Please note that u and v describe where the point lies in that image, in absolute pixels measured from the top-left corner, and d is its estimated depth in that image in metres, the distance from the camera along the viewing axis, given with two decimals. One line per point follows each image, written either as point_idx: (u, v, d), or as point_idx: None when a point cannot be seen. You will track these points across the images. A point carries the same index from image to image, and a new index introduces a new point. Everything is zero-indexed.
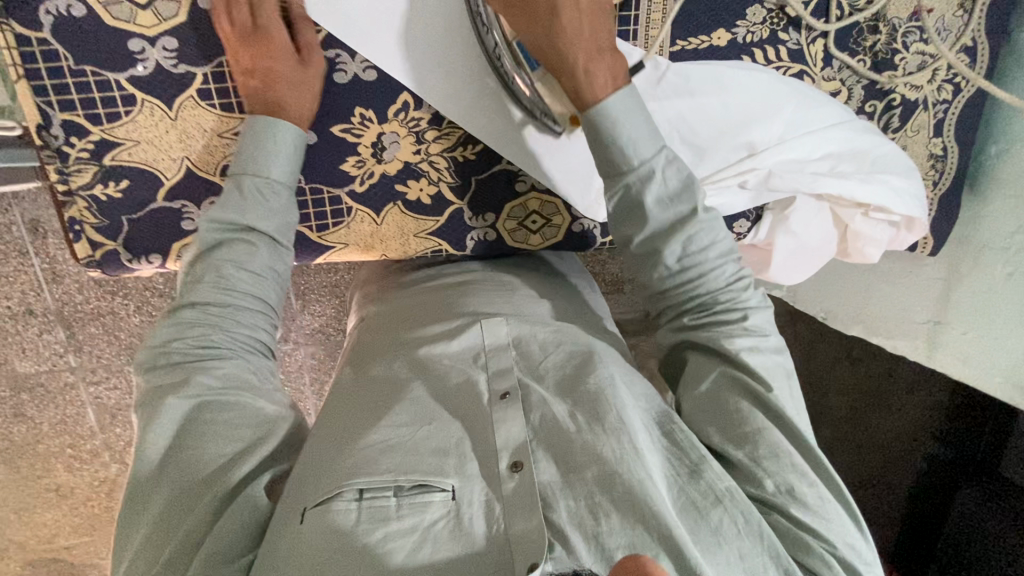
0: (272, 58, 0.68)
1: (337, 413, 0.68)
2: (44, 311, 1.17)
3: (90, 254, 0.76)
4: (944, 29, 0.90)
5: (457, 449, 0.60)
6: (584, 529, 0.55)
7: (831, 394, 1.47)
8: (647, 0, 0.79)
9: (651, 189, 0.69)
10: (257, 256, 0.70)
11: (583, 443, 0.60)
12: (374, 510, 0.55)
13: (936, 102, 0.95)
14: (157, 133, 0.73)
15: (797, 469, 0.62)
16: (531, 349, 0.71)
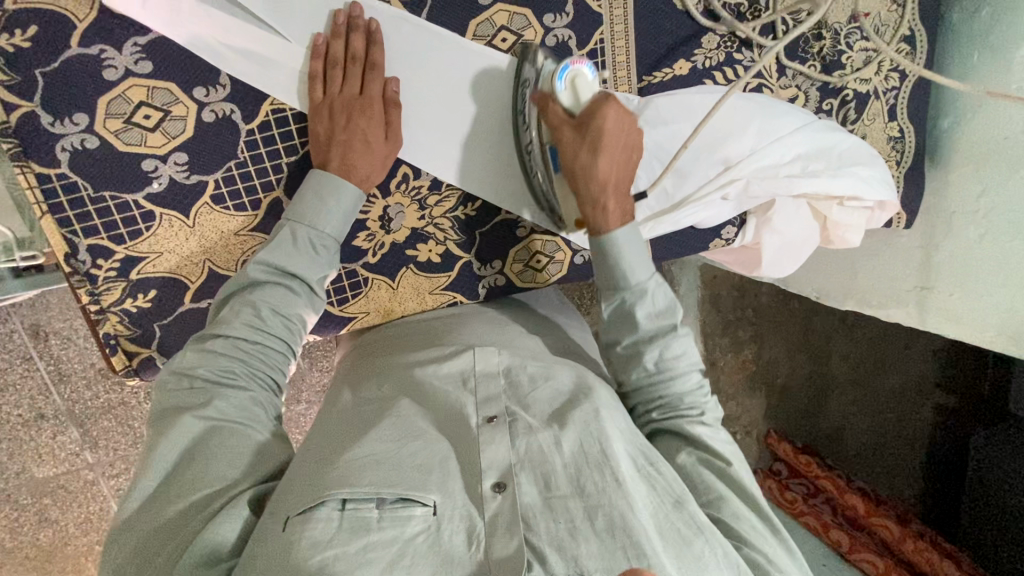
0: (360, 133, 0.73)
1: (314, 443, 0.69)
2: (55, 413, 1.18)
3: (128, 363, 0.80)
4: (882, 24, 0.98)
5: (440, 467, 0.63)
6: (564, 550, 0.58)
7: (836, 360, 1.58)
8: (612, 45, 0.86)
9: (641, 305, 0.74)
10: (292, 302, 0.72)
11: (568, 468, 0.63)
12: (355, 520, 0.57)
13: (886, 90, 1.02)
14: (178, 242, 0.77)
15: (756, 526, 0.66)
16: (522, 377, 0.74)
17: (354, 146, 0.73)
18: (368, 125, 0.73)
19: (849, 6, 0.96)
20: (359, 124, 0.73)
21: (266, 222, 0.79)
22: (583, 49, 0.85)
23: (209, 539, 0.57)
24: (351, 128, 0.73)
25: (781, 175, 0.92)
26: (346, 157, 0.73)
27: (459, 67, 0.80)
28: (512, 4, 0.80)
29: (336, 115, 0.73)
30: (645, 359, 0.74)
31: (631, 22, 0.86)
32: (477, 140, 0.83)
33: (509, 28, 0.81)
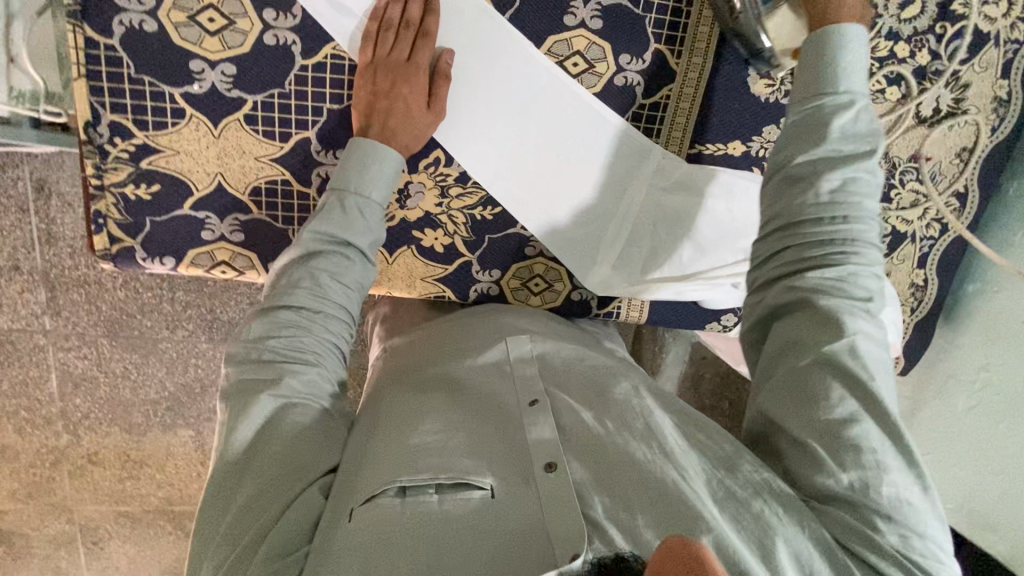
0: (401, 100, 0.73)
1: (378, 411, 0.72)
2: (31, 270, 1.14)
3: (107, 247, 0.79)
4: (940, 173, 0.98)
5: (488, 450, 0.64)
6: (625, 522, 0.58)
7: None
8: (675, 105, 0.86)
9: (842, 117, 0.67)
10: (349, 270, 0.74)
11: (615, 445, 0.64)
12: (414, 505, 0.59)
13: (922, 237, 1.02)
14: (198, 147, 0.76)
15: (881, 466, 0.58)
16: (557, 366, 0.76)
17: (393, 111, 0.74)
18: (410, 93, 0.73)
19: (914, 145, 0.95)
20: (402, 93, 0.73)
21: (289, 158, 0.78)
22: (648, 98, 0.84)
23: (286, 522, 0.60)
24: (394, 95, 0.73)
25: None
26: (385, 124, 0.74)
27: (517, 69, 0.79)
28: (594, 34, 0.80)
29: (381, 80, 0.73)
30: (823, 185, 0.66)
31: (702, 89, 0.85)
32: (517, 146, 0.83)
33: (584, 55, 0.80)
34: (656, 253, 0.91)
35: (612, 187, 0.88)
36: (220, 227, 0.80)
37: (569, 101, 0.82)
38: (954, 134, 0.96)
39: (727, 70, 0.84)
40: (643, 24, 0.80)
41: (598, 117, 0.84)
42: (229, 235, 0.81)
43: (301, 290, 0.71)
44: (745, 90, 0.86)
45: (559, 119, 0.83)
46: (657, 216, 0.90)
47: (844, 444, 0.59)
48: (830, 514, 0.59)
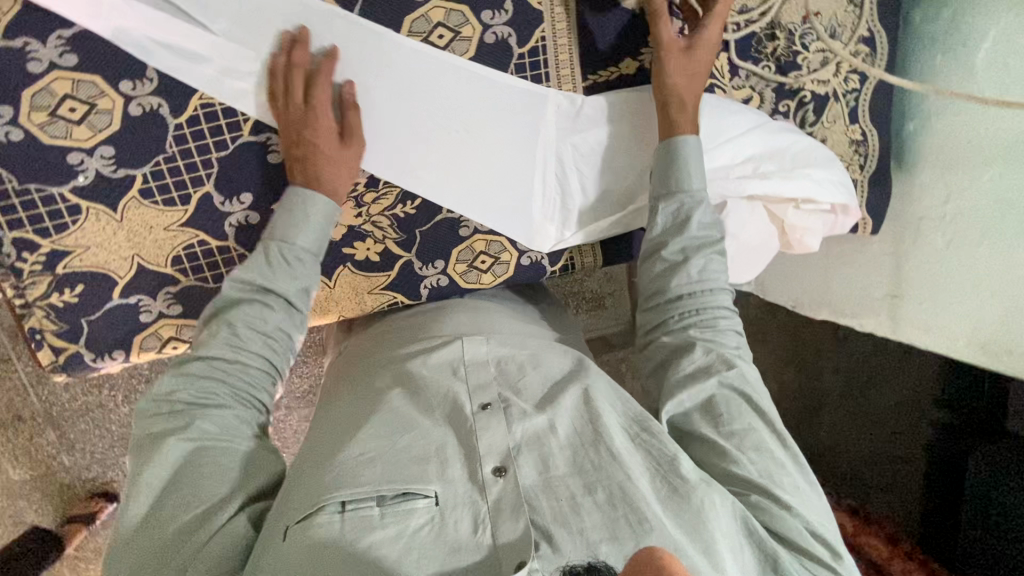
0: (320, 141, 0.74)
1: (318, 434, 0.73)
2: (33, 415, 1.18)
3: (54, 359, 0.79)
4: (837, 27, 0.96)
5: (437, 456, 0.65)
6: (569, 525, 0.59)
7: (827, 372, 1.45)
8: (553, 44, 0.85)
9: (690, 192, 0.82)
10: (269, 319, 0.72)
11: (564, 448, 0.66)
12: (357, 519, 0.59)
13: (846, 92, 1.00)
14: (106, 236, 0.76)
15: (775, 461, 0.70)
16: (510, 364, 0.76)
17: (316, 155, 0.75)
18: (323, 132, 0.74)
19: (801, 7, 0.94)
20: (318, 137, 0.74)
21: (197, 218, 0.78)
22: (525, 45, 0.84)
23: (211, 554, 0.59)
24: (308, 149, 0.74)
25: (736, 169, 0.93)
26: (310, 170, 0.75)
27: (387, 53, 0.78)
28: (448, 1, 0.79)
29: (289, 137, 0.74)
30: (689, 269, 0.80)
31: (573, 20, 0.85)
32: (416, 132, 0.82)
33: (446, 24, 0.80)
34: (587, 192, 0.91)
35: (523, 140, 0.87)
36: (156, 305, 0.80)
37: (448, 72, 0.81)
38: None
39: None
40: None
41: (480, 79, 0.83)
42: (168, 310, 0.81)
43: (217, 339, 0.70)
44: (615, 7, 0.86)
45: (444, 92, 0.82)
46: (579, 155, 0.89)
47: (743, 449, 0.70)
48: (747, 498, 0.67)
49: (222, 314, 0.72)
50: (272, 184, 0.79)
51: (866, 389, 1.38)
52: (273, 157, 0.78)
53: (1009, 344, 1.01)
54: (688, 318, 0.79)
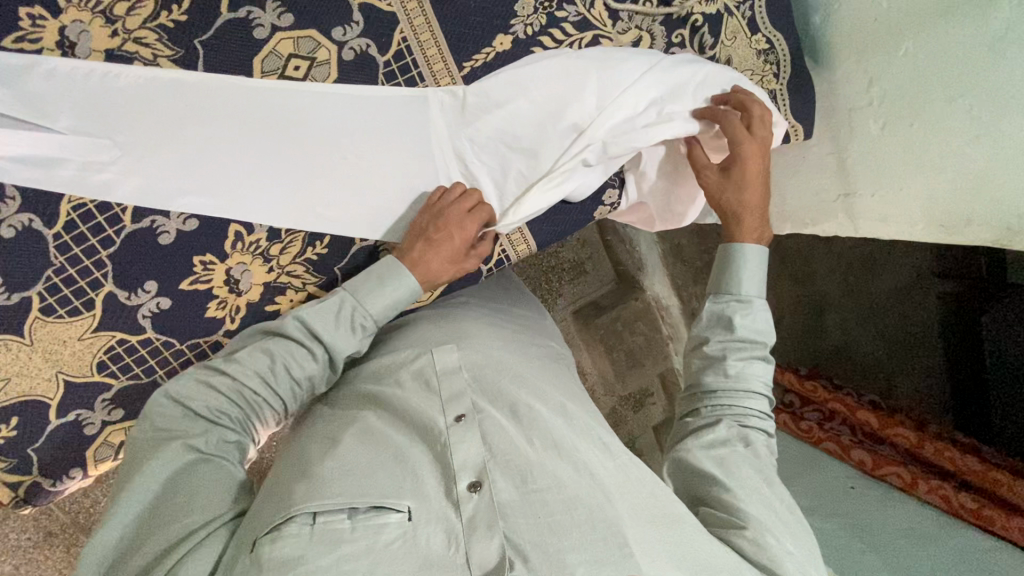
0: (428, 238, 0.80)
1: (283, 462, 0.74)
2: (65, 525, 1.17)
3: (14, 494, 0.78)
4: None
5: (411, 471, 0.66)
6: (546, 547, 0.60)
7: (823, 276, 1.41)
8: (416, 42, 0.80)
9: (740, 315, 0.82)
10: (302, 363, 0.74)
11: (541, 466, 0.67)
12: (328, 532, 0.59)
13: (738, 5, 0.95)
14: (23, 363, 0.74)
15: (767, 504, 0.71)
16: (481, 371, 0.78)
17: (422, 242, 0.80)
18: (445, 232, 0.81)
19: None
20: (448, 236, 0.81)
21: (107, 320, 0.76)
22: (388, 51, 0.80)
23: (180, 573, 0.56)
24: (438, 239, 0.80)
25: (642, 111, 0.87)
26: (420, 255, 0.80)
27: (246, 101, 0.75)
28: (293, 29, 0.75)
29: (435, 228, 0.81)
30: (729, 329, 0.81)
31: (429, 11, 0.80)
32: (301, 171, 0.80)
33: (298, 54, 0.76)
34: (501, 184, 0.89)
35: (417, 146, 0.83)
36: (98, 415, 0.79)
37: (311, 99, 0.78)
38: None
39: None
40: None
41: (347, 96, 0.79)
42: (111, 416, 0.80)
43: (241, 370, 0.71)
44: None
45: (315, 121, 0.79)
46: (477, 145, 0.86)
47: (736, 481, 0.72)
48: (743, 536, 0.68)
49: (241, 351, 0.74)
50: (172, 265, 0.77)
51: (863, 284, 1.31)
52: (163, 239, 0.76)
53: (966, 214, 0.94)
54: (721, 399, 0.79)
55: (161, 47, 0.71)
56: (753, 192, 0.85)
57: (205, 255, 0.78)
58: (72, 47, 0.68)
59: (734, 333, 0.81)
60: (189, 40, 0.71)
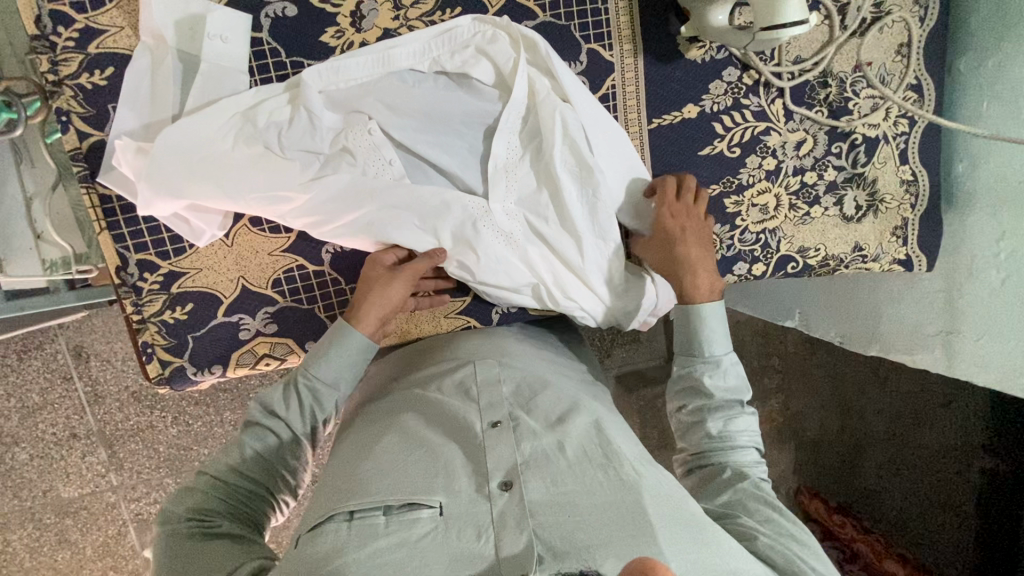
0: None
1: (340, 450, 0.80)
2: (87, 433, 1.34)
3: (161, 371, 0.86)
4: (887, 74, 1.01)
5: (444, 469, 0.69)
6: (573, 543, 0.62)
7: (870, 416, 1.42)
8: (622, 90, 0.92)
9: (710, 377, 0.82)
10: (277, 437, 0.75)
11: (573, 471, 0.69)
12: (362, 527, 0.63)
13: (896, 136, 1.04)
14: (218, 260, 0.84)
15: (790, 531, 0.71)
16: (522, 388, 0.81)
17: None
18: None
19: (854, 56, 1.00)
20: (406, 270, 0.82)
21: (297, 244, 0.85)
22: (597, 92, 0.91)
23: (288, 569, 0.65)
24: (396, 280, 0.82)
25: None
26: None
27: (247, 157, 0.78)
28: None
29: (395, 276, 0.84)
30: (723, 376, 0.82)
31: (641, 68, 0.92)
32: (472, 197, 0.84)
33: None
34: None
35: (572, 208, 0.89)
36: (255, 324, 0.87)
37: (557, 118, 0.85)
38: (885, 36, 1.00)
39: (656, 46, 0.92)
40: (569, 30, 0.88)
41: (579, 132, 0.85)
42: (264, 329, 0.87)
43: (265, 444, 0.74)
44: (679, 58, 0.93)
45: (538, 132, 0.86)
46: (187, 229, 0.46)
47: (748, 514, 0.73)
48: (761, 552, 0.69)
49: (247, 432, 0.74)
50: None
51: (912, 435, 1.38)
52: None
53: None
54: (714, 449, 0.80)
55: None
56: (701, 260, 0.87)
57: None
58: (362, 21, 0.82)
59: (710, 398, 0.81)
60: None
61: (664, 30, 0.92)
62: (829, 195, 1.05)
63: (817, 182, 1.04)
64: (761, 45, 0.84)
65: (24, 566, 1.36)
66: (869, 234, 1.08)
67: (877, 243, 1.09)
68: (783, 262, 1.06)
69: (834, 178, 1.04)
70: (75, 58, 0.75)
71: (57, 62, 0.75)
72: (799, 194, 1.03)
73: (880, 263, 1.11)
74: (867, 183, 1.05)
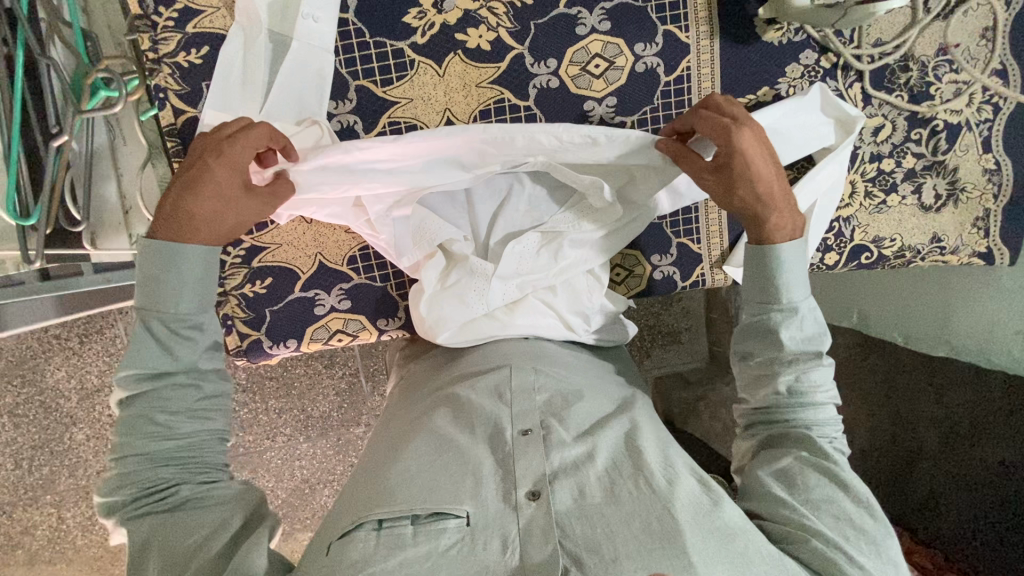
0: None
1: (368, 453, 0.79)
2: None
3: (238, 343, 0.88)
4: (972, 58, 0.97)
5: (473, 475, 0.68)
6: (602, 554, 0.62)
7: None
8: (697, 71, 0.91)
9: (788, 327, 0.79)
10: (169, 470, 0.69)
11: (600, 480, 0.68)
12: (390, 537, 0.63)
13: (978, 122, 1.00)
14: (296, 236, 0.86)
15: (842, 514, 0.70)
16: (556, 395, 0.78)
17: None
18: None
19: (938, 39, 0.96)
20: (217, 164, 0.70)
21: None
22: (672, 74, 0.90)
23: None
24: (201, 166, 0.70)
25: None
26: None
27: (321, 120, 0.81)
28: (607, 35, 0.87)
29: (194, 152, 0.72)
30: (800, 320, 0.80)
31: (717, 50, 0.91)
32: (480, 259, 0.85)
33: (603, 56, 0.88)
34: None
35: (588, 264, 0.89)
36: (329, 300, 0.89)
37: (679, 90, 0.91)
38: (971, 18, 0.96)
39: (734, 28, 0.91)
40: (646, 11, 0.88)
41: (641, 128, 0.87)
42: (338, 304, 0.89)
43: (156, 477, 0.68)
44: (756, 40, 0.92)
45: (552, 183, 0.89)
46: None
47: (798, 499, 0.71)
48: (809, 548, 0.67)
49: (147, 469, 0.68)
50: None
51: None
52: None
53: None
54: (779, 414, 0.79)
55: (505, 19, 0.84)
56: (781, 178, 0.81)
57: None
58: (443, 2, 0.83)
59: (783, 349, 0.79)
60: (527, 20, 0.85)
61: (742, 11, 0.91)
62: (907, 183, 1.01)
63: (894, 169, 1.00)
64: (845, 18, 0.83)
65: (77, 543, 1.40)
66: (948, 225, 1.04)
67: (957, 235, 1.05)
68: (857, 252, 1.03)
69: (913, 165, 1.01)
70: (173, 37, 0.78)
71: (157, 40, 0.78)
72: (876, 181, 1.00)
73: (958, 256, 1.06)
74: (947, 171, 1.01)
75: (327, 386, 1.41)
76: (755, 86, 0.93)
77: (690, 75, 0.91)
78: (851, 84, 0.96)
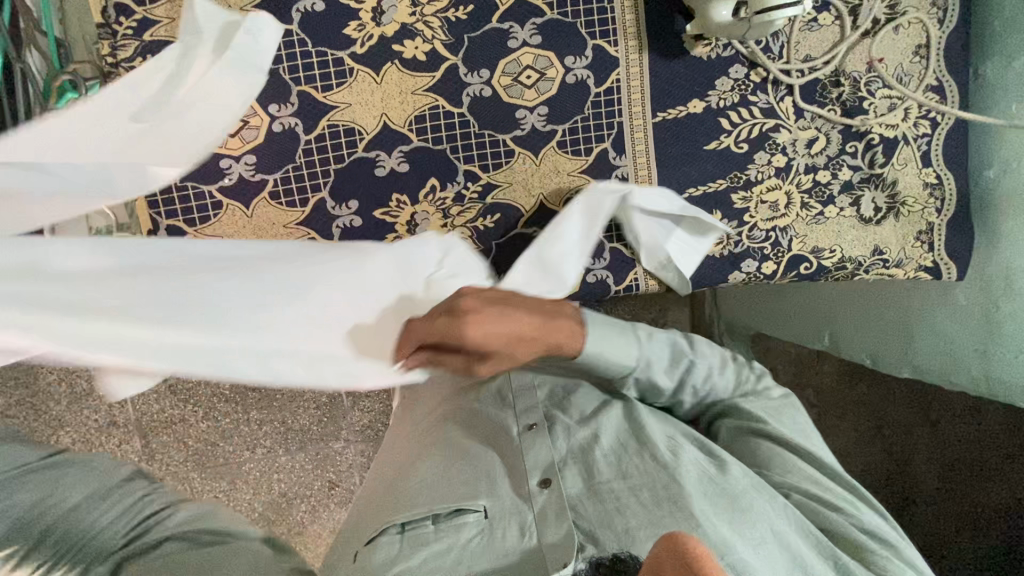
0: None
1: (389, 463, 0.87)
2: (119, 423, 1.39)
3: None
4: (905, 74, 0.99)
5: (485, 476, 0.76)
6: (614, 525, 0.68)
7: (920, 461, 1.32)
8: (625, 83, 0.95)
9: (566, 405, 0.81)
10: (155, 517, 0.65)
11: (603, 455, 0.76)
12: (414, 537, 0.70)
13: (916, 137, 1.01)
14: (236, 229, 0.93)
15: (812, 474, 0.80)
16: (556, 390, 0.88)
17: None
18: None
19: (867, 55, 0.99)
20: None
21: (313, 217, 0.94)
22: (601, 85, 0.95)
23: None
24: None
25: None
26: None
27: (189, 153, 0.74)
28: (537, 48, 0.92)
29: None
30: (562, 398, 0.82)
31: (645, 62, 0.95)
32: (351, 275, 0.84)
33: (534, 67, 0.93)
34: None
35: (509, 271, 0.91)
36: None
37: (608, 100, 0.95)
38: (902, 36, 0.98)
39: (661, 43, 0.95)
40: (575, 25, 0.93)
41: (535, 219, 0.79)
42: None
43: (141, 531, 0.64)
44: (685, 54, 0.96)
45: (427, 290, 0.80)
46: None
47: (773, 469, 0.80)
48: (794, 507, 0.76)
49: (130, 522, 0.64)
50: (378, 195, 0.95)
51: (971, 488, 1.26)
52: (380, 171, 0.94)
53: None
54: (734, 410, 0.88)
55: (439, 32, 0.90)
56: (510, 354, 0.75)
57: (403, 195, 0.95)
58: (382, 16, 0.89)
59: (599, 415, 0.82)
60: (461, 33, 0.91)
61: (669, 26, 0.95)
62: (844, 195, 1.03)
63: (830, 181, 1.02)
64: (760, 30, 0.87)
65: None
66: (890, 238, 1.05)
67: (899, 248, 1.05)
68: (795, 262, 1.04)
69: (850, 178, 1.02)
70: (132, 44, 0.86)
71: (117, 46, 0.86)
72: (812, 193, 1.02)
73: (902, 270, 1.06)
74: (886, 184, 1.02)
75: (305, 398, 1.44)
76: (685, 99, 0.97)
77: (619, 86, 0.95)
78: (781, 97, 0.99)
